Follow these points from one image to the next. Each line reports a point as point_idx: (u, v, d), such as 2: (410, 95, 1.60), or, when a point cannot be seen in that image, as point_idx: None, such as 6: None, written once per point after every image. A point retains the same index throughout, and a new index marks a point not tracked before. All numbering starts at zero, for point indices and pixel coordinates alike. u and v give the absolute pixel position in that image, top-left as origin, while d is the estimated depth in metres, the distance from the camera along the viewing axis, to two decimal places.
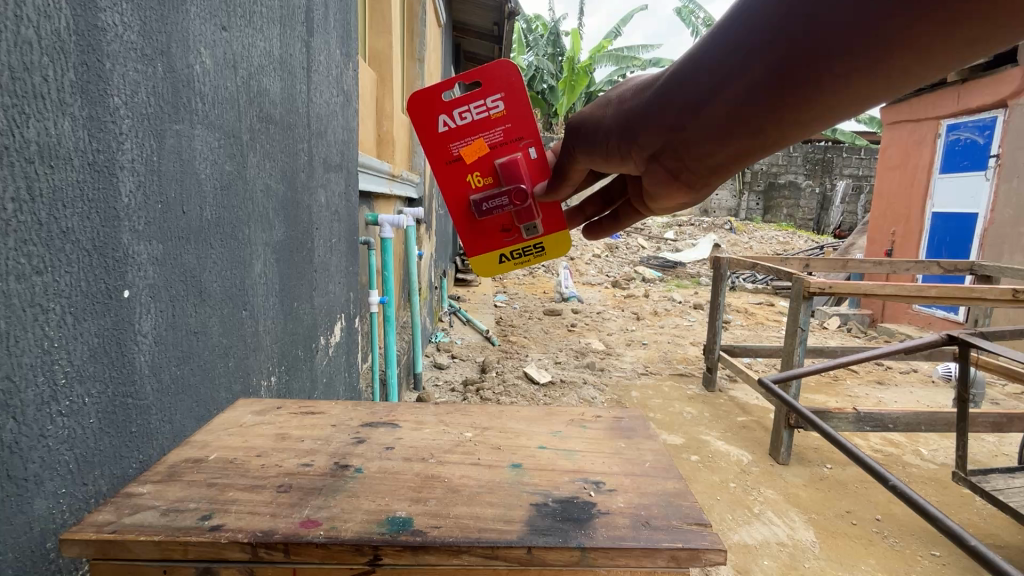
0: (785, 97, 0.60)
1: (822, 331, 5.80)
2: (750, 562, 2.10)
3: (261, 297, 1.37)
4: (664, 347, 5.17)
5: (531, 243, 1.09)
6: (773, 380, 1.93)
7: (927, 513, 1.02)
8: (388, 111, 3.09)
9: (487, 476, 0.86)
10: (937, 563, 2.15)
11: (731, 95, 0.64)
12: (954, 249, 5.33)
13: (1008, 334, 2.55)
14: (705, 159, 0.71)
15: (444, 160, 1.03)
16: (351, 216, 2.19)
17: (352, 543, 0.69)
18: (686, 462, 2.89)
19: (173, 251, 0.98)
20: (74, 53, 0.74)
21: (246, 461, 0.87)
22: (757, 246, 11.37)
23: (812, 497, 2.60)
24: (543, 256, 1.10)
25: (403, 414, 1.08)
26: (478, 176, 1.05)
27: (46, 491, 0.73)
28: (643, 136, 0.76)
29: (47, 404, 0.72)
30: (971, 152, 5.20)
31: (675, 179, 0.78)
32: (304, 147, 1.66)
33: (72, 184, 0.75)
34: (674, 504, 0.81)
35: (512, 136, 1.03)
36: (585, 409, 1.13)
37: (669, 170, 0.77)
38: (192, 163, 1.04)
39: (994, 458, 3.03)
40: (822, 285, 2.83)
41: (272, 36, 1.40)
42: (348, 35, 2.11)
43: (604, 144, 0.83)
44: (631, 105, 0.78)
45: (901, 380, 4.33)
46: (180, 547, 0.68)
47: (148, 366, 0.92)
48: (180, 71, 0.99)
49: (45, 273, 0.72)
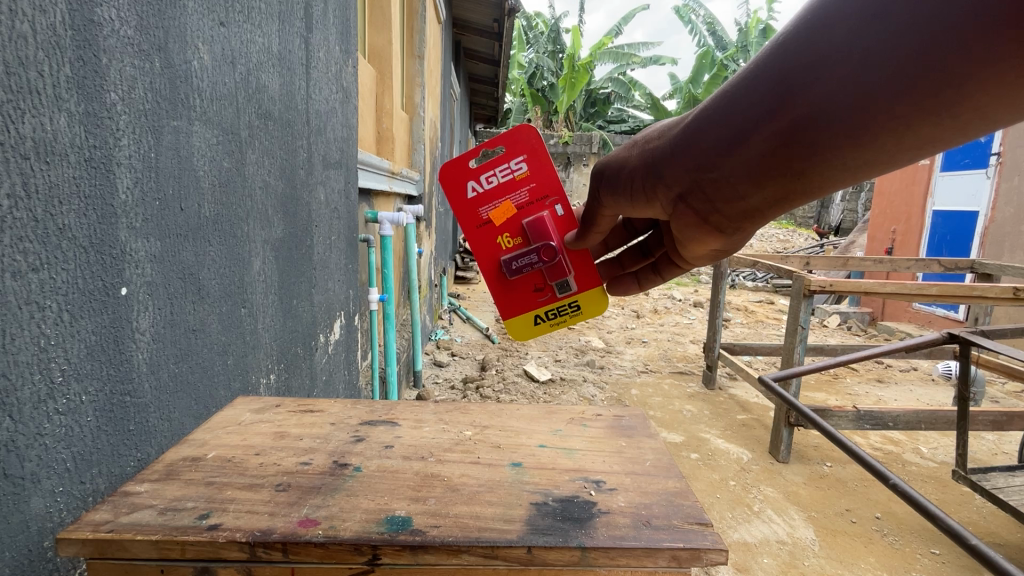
0: (803, 145, 0.64)
1: (822, 329, 5.80)
2: (750, 560, 2.10)
3: (260, 294, 1.37)
4: (664, 345, 5.16)
5: (565, 302, 1.21)
6: (773, 378, 1.92)
7: (928, 512, 1.02)
8: (388, 109, 3.08)
9: (488, 475, 0.86)
10: (937, 561, 2.15)
11: (756, 138, 0.68)
12: (955, 247, 5.33)
13: (1008, 332, 2.55)
14: (734, 200, 0.75)
15: (475, 225, 1.18)
16: (350, 213, 2.19)
17: (351, 542, 0.68)
18: (686, 461, 2.88)
19: (171, 248, 0.98)
20: (70, 48, 0.74)
21: (244, 459, 0.87)
22: (757, 244, 11.34)
23: (812, 495, 2.60)
24: (577, 315, 1.21)
25: (402, 412, 1.07)
26: (508, 237, 1.19)
27: (44, 490, 0.73)
28: (668, 175, 0.81)
29: (43, 402, 0.72)
30: (972, 150, 5.19)
31: (705, 222, 0.81)
32: (304, 144, 1.65)
33: (69, 180, 0.75)
34: (676, 504, 0.80)
35: (538, 195, 1.18)
36: (585, 407, 1.13)
37: (698, 211, 0.81)
38: (190, 160, 1.03)
39: (994, 456, 3.03)
40: (822, 283, 2.82)
41: (271, 31, 1.39)
42: (347, 32, 2.10)
43: (628, 184, 0.89)
44: (656, 147, 0.83)
45: (900, 378, 4.33)
46: (177, 546, 0.67)
47: (146, 364, 0.91)
48: (178, 66, 0.98)
49: (42, 270, 0.71)
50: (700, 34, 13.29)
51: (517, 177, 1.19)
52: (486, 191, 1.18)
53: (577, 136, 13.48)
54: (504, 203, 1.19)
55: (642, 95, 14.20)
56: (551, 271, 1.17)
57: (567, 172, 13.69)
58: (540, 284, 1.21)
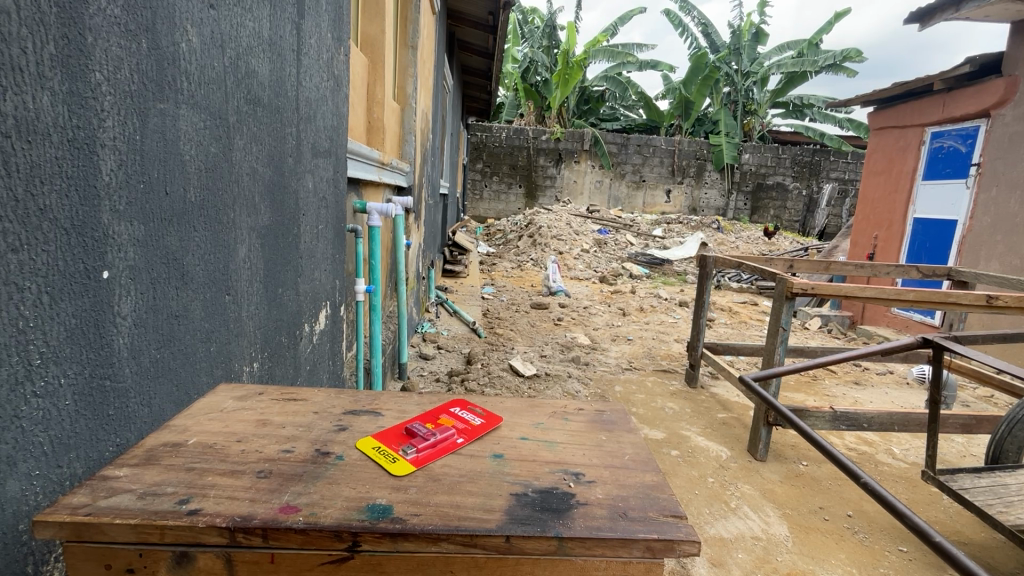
0: None
1: (804, 332, 5.89)
2: (724, 554, 2.15)
3: (244, 282, 1.35)
4: (648, 343, 5.20)
5: (393, 454, 0.88)
6: (753, 378, 1.94)
7: (895, 509, 1.07)
8: (379, 99, 3.06)
9: (469, 466, 0.87)
10: (904, 558, 2.20)
11: None
12: (934, 254, 5.43)
13: (982, 340, 2.60)
14: None
15: (464, 431, 0.98)
16: (339, 202, 2.18)
17: (331, 528, 0.69)
18: (666, 457, 2.93)
19: (155, 233, 0.97)
20: (54, 25, 0.73)
21: (225, 446, 0.87)
22: (743, 245, 11.44)
23: (787, 492, 2.65)
24: (383, 463, 0.85)
25: (385, 402, 1.08)
26: (436, 426, 0.97)
27: (20, 473, 0.72)
28: None
29: (20, 385, 0.71)
30: (954, 159, 5.27)
31: None
32: (292, 132, 1.64)
33: (51, 160, 0.74)
34: (652, 497, 0.82)
35: (438, 415, 1.02)
36: (568, 401, 1.14)
37: None
38: (176, 143, 1.02)
39: (963, 459, 3.12)
40: (805, 286, 2.85)
41: (262, 16, 1.37)
42: (339, 20, 2.07)
43: None
44: None
45: (876, 381, 4.43)
46: (157, 530, 0.68)
47: (127, 349, 0.90)
48: (166, 48, 0.97)
49: (21, 251, 0.70)
50: (693, 35, 13.29)
51: (453, 411, 1.04)
52: (465, 416, 1.02)
53: (569, 132, 13.47)
54: (450, 420, 1.00)
55: (635, 93, 14.22)
56: (420, 438, 0.92)
57: (558, 169, 13.71)
58: (418, 438, 0.92)
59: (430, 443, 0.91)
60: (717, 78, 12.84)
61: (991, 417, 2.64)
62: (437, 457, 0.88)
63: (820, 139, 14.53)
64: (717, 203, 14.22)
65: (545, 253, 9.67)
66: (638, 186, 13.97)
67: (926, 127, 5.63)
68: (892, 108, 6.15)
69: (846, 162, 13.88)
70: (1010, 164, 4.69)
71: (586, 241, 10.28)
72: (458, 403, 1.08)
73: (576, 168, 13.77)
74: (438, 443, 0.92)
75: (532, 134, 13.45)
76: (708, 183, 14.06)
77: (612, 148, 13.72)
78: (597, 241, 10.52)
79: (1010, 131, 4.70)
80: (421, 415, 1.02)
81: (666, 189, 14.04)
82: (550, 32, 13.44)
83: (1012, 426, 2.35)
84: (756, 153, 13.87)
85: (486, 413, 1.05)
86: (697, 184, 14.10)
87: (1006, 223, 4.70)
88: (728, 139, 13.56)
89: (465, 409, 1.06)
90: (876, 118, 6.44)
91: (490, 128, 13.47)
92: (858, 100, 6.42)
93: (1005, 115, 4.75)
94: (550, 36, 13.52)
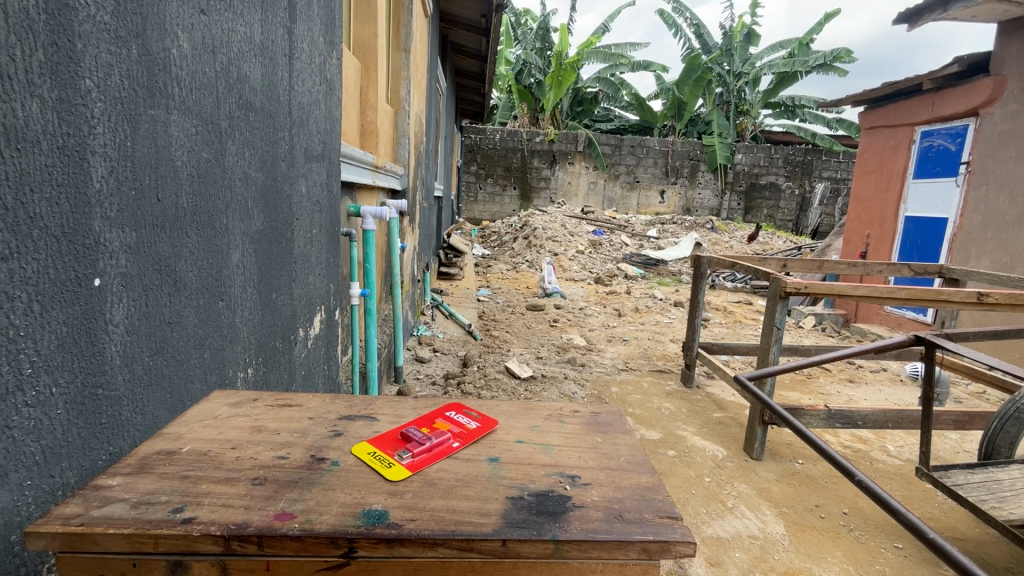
0: None
1: (798, 331, 5.91)
2: (722, 553, 2.15)
3: (237, 287, 1.35)
4: (645, 344, 5.21)
5: (393, 458, 0.88)
6: (747, 377, 1.93)
7: (891, 508, 1.07)
8: (372, 103, 3.06)
9: (465, 470, 0.87)
10: (900, 555, 2.21)
11: None
12: (925, 252, 5.47)
13: (974, 336, 2.62)
14: None
15: (456, 433, 0.98)
16: (332, 206, 2.17)
17: (327, 535, 0.69)
18: (663, 457, 2.94)
19: (147, 239, 0.96)
20: (43, 32, 0.73)
21: (220, 453, 0.86)
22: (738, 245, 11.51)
23: (783, 491, 2.66)
24: (383, 468, 0.85)
25: (381, 407, 1.07)
26: (428, 429, 0.97)
27: (11, 483, 0.72)
28: None
29: (12, 394, 0.71)
30: (944, 158, 5.31)
31: None
32: (285, 137, 1.63)
33: (41, 168, 0.74)
34: (647, 498, 0.82)
35: (430, 420, 1.02)
36: (563, 403, 1.14)
37: None
38: (167, 149, 1.02)
39: (956, 455, 3.14)
40: (799, 285, 2.85)
41: (254, 21, 1.37)
42: (331, 23, 2.07)
43: None
44: None
45: (870, 378, 4.46)
46: (150, 540, 0.67)
47: (120, 356, 0.90)
48: (156, 54, 0.96)
49: (11, 259, 0.70)
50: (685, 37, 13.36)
51: (448, 415, 1.04)
52: (455, 420, 1.02)
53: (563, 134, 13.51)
54: (445, 422, 1.01)
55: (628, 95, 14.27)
56: (417, 443, 0.92)
57: (552, 170, 13.75)
58: (413, 443, 0.91)
59: (423, 445, 0.91)
60: (710, 78, 12.90)
61: (983, 413, 2.66)
62: (431, 459, 0.89)
63: (811, 138, 14.69)
64: (711, 203, 14.27)
65: (539, 255, 9.67)
66: (633, 187, 14.05)
67: (915, 126, 5.69)
68: (883, 108, 6.22)
69: (837, 161, 13.98)
70: (999, 161, 4.73)
71: (581, 243, 10.29)
72: (454, 407, 1.09)
73: (570, 169, 13.80)
74: (433, 447, 0.92)
75: (527, 136, 13.46)
76: (701, 183, 14.12)
77: (606, 150, 13.75)
78: (592, 243, 10.52)
79: (999, 130, 4.74)
80: (416, 419, 1.02)
81: (660, 190, 14.08)
82: (543, 34, 13.49)
83: (1004, 422, 2.36)
84: (749, 153, 13.98)
85: (482, 417, 1.05)
86: (690, 185, 14.17)
87: (996, 221, 4.73)
88: (720, 140, 13.64)
89: (460, 413, 1.06)
90: (867, 118, 6.49)
91: (484, 131, 13.47)
92: (849, 100, 6.47)
93: (994, 113, 4.80)
94: (543, 38, 13.56)
